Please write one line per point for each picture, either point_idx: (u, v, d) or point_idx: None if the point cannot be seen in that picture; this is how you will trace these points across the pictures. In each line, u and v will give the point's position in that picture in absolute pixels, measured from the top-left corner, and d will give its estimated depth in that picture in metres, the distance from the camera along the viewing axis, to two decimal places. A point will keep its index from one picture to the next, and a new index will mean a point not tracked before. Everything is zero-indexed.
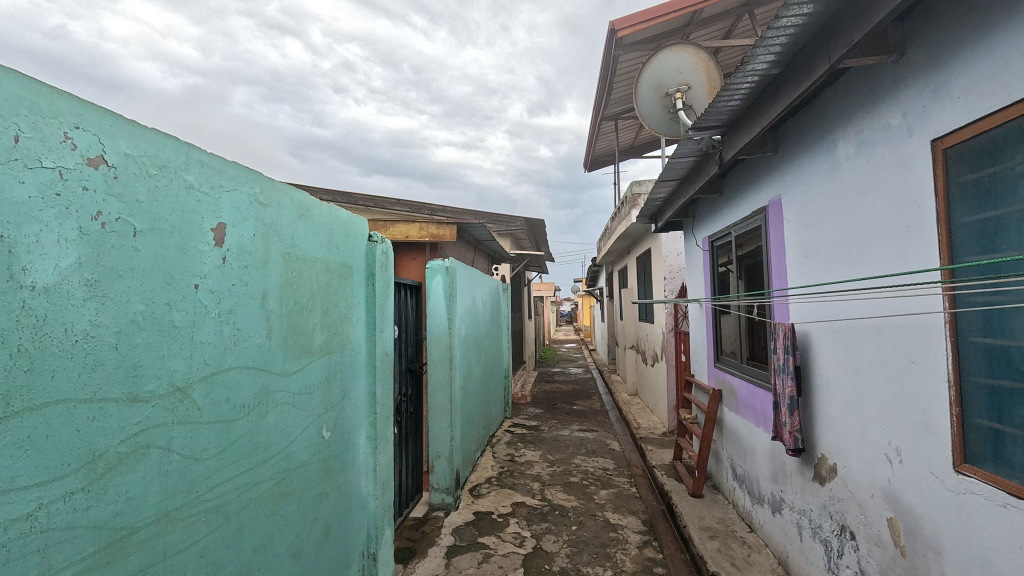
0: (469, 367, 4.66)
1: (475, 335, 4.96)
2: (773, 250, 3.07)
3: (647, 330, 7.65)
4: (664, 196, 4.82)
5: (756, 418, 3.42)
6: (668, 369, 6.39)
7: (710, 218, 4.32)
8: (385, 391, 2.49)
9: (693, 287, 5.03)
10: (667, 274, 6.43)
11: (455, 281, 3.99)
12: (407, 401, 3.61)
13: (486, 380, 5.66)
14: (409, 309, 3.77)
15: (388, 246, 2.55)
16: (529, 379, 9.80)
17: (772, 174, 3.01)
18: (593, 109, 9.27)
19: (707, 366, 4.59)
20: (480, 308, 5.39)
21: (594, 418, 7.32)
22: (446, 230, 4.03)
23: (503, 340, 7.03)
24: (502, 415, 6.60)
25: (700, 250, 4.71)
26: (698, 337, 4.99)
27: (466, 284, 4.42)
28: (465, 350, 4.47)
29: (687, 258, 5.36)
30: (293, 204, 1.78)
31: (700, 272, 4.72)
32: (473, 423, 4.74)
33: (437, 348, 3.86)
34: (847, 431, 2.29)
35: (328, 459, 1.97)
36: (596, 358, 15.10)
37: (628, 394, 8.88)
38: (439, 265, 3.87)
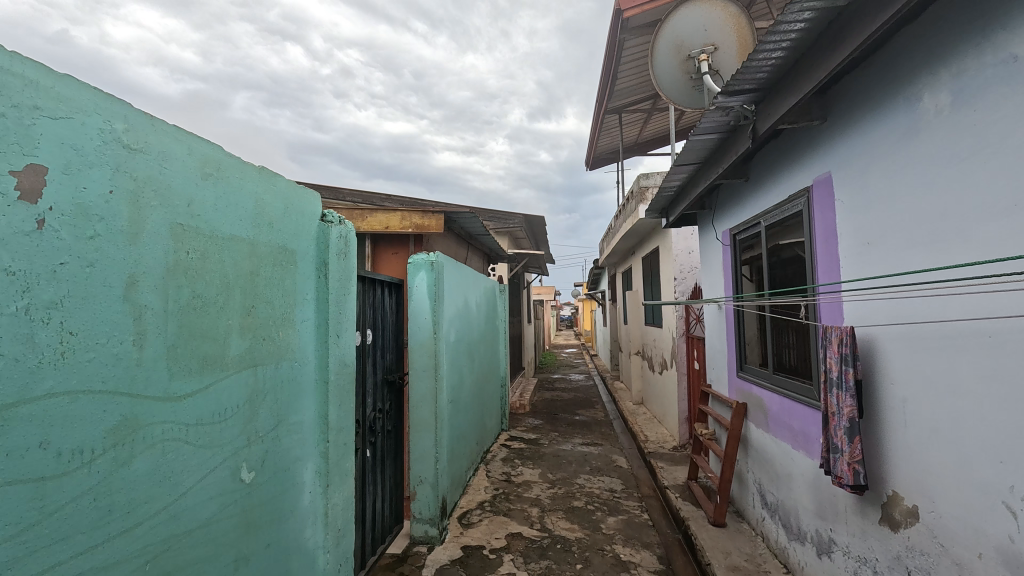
0: (459, 377, 4.14)
1: (466, 339, 4.45)
2: (818, 239, 2.56)
3: (654, 334, 7.14)
4: (678, 186, 4.32)
5: (793, 439, 2.90)
6: (680, 377, 5.87)
7: (733, 208, 3.81)
8: (345, 412, 1.97)
9: (709, 288, 4.51)
10: (677, 274, 5.92)
11: (442, 279, 3.48)
12: (383, 418, 3.08)
13: (480, 390, 5.14)
14: (387, 310, 3.25)
15: (348, 228, 2.04)
16: (528, 387, 9.26)
17: (820, 147, 2.51)
18: (596, 101, 8.78)
19: (728, 375, 4.07)
20: (474, 311, 4.88)
21: (599, 430, 6.79)
22: (434, 221, 3.52)
23: (501, 347, 6.50)
24: (499, 427, 6.07)
25: (719, 246, 4.19)
26: (715, 343, 4.48)
27: (456, 283, 3.91)
28: (454, 358, 3.95)
29: (703, 256, 4.85)
30: (192, 156, 1.27)
31: (719, 270, 4.20)
32: (464, 439, 4.22)
33: (420, 356, 3.34)
34: (937, 465, 1.78)
35: (251, 511, 1.45)
36: (598, 364, 14.58)
37: (634, 403, 8.34)
38: (422, 260, 3.36)
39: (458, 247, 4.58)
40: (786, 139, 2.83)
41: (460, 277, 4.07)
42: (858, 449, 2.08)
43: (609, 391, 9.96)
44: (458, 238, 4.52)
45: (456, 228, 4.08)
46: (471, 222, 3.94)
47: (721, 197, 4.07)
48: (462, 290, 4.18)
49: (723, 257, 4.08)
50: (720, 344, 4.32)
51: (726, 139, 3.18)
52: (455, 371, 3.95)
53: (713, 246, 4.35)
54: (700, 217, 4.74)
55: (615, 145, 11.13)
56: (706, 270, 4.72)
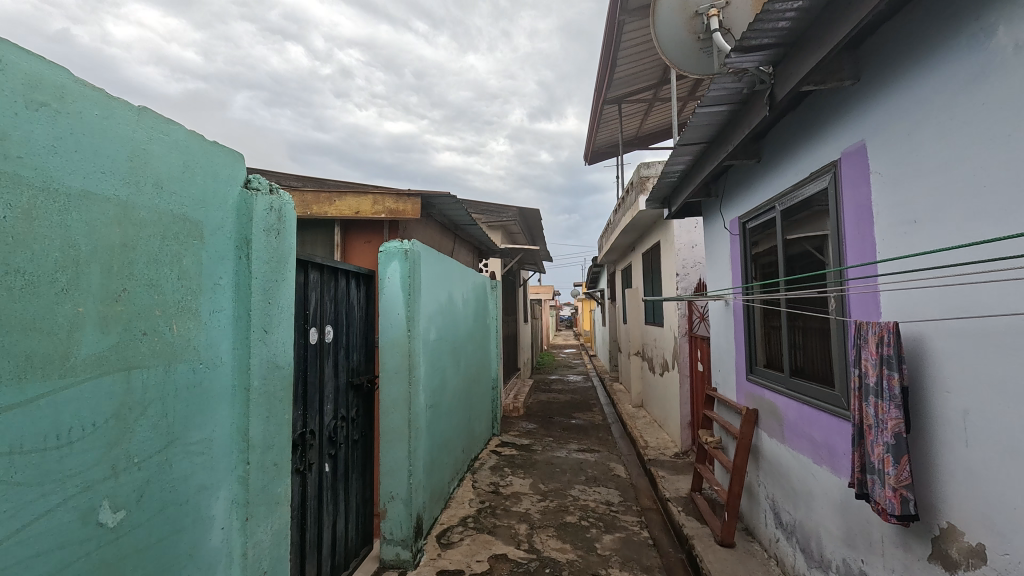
0: (441, 379, 3.77)
1: (450, 338, 4.08)
2: (848, 220, 2.19)
3: (654, 334, 6.78)
4: (682, 170, 3.95)
5: (815, 452, 2.54)
6: (682, 379, 5.51)
7: (744, 192, 3.44)
8: (276, 426, 1.60)
9: (716, 283, 4.15)
10: (680, 269, 5.57)
11: (417, 270, 3.10)
12: (348, 425, 2.72)
13: (468, 392, 4.77)
14: (354, 304, 2.88)
15: (284, 199, 1.68)
16: (523, 389, 8.90)
17: (851, 111, 2.14)
18: (596, 90, 8.43)
19: (737, 377, 3.71)
20: (460, 307, 4.52)
21: (596, 435, 6.43)
22: (410, 206, 3.15)
23: (492, 347, 6.13)
24: (489, 432, 5.71)
25: (727, 236, 3.83)
26: (721, 342, 4.11)
27: (435, 273, 3.53)
28: (434, 357, 3.59)
29: (708, 249, 4.48)
30: (10, 75, 0.91)
31: (726, 262, 3.85)
32: (447, 446, 3.85)
33: (392, 356, 2.97)
34: (1013, 496, 1.42)
35: (115, 565, 1.08)
36: (597, 365, 14.13)
37: (633, 406, 7.98)
38: (395, 247, 2.99)
39: (441, 236, 4.19)
40: (809, 107, 2.47)
41: (441, 268, 3.70)
42: (906, 470, 1.72)
43: (608, 393, 9.59)
44: (441, 226, 4.14)
45: (437, 215, 3.72)
46: (453, 208, 3.58)
47: (730, 181, 3.70)
48: (443, 283, 3.81)
49: (732, 248, 3.71)
50: (727, 344, 3.95)
51: (737, 111, 2.81)
52: (435, 372, 3.59)
53: (720, 237, 3.98)
54: (705, 205, 4.38)
55: (615, 138, 10.77)
56: (711, 263, 4.35)
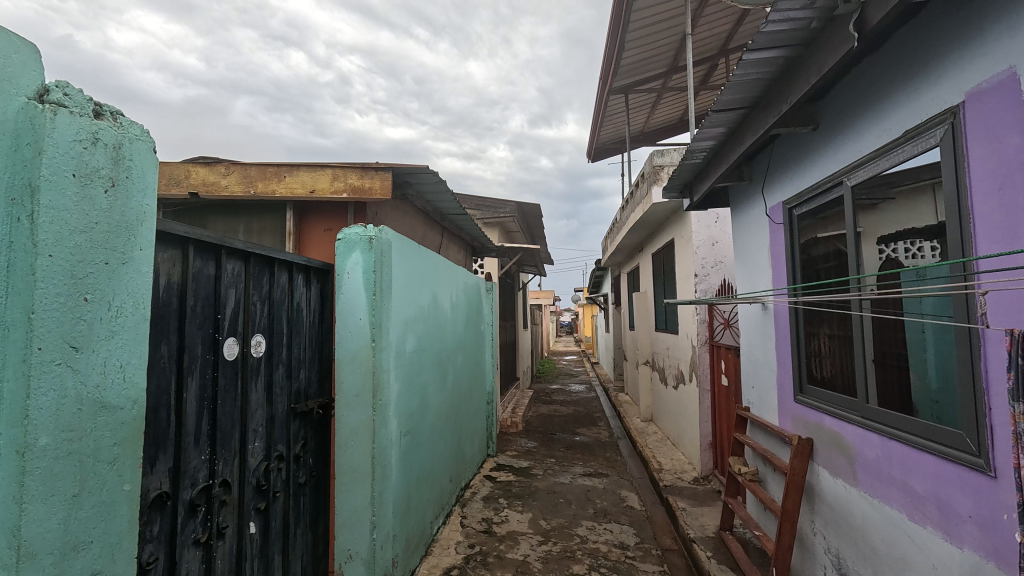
0: (420, 398, 3.10)
1: (433, 349, 3.42)
2: (982, 188, 1.54)
3: (668, 342, 6.14)
4: (711, 147, 3.31)
5: (913, 507, 1.89)
6: (701, 393, 4.88)
7: (794, 170, 2.80)
8: (94, 512, 0.94)
9: (750, 283, 3.50)
10: (698, 269, 4.94)
11: (387, 264, 2.44)
12: (289, 466, 2.06)
13: (457, 410, 4.10)
14: (303, 306, 2.23)
15: (128, 132, 1.04)
16: (523, 400, 8.23)
17: (988, 31, 1.51)
18: (601, 77, 7.80)
19: (780, 397, 3.07)
20: (447, 312, 3.85)
21: (603, 455, 5.77)
22: (378, 182, 2.51)
23: (487, 355, 5.46)
24: (483, 453, 5.05)
25: (766, 227, 3.19)
26: (756, 354, 3.47)
27: (410, 269, 2.86)
28: (411, 372, 2.92)
29: (736, 244, 3.85)
30: None
31: (765, 257, 3.22)
32: (427, 479, 3.19)
33: (351, 375, 2.30)
34: None
35: None
36: (600, 373, 13.45)
37: (642, 420, 7.32)
38: (358, 235, 2.34)
39: (422, 227, 3.57)
40: (911, 41, 1.83)
41: (418, 264, 3.04)
42: None
43: (614, 404, 8.92)
44: (421, 215, 3.50)
45: (416, 199, 3.09)
46: (435, 189, 2.94)
47: (773, 156, 3.05)
48: (422, 283, 3.15)
49: (773, 240, 3.09)
50: (765, 355, 3.30)
51: (799, 55, 2.17)
52: (411, 391, 2.92)
53: (756, 229, 3.34)
54: (736, 191, 3.74)
55: (620, 133, 10.15)
56: (741, 262, 3.72)
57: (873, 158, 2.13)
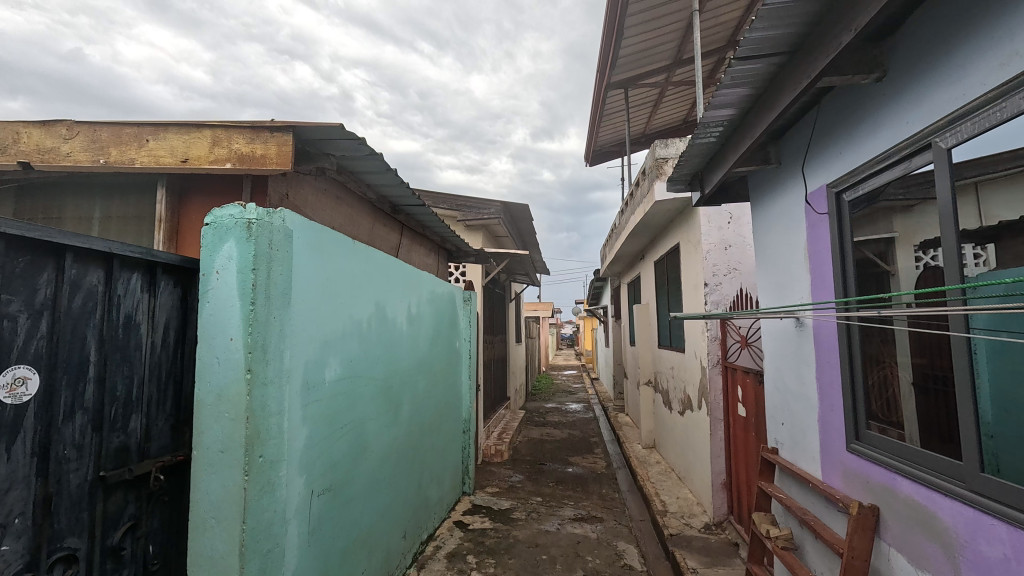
0: (350, 442, 2.37)
1: (376, 374, 2.69)
2: None
3: (672, 361, 5.43)
4: (730, 119, 2.61)
5: None
6: (713, 424, 4.14)
7: (847, 140, 2.10)
8: None
9: (780, 293, 2.79)
10: (708, 277, 4.24)
11: (279, 260, 1.73)
12: (92, 570, 1.33)
13: (417, 446, 3.36)
14: (141, 320, 1.51)
15: None
16: (513, 423, 7.46)
17: None
18: (597, 71, 7.12)
19: (825, 442, 2.33)
20: (403, 329, 3.13)
21: (598, 491, 5.01)
22: (274, 147, 1.81)
23: (465, 376, 4.74)
24: (455, 493, 4.29)
25: (802, 220, 2.50)
26: (788, 382, 2.73)
27: (328, 271, 2.15)
28: (333, 408, 2.20)
29: (759, 245, 3.15)
30: None
31: (802, 259, 2.51)
32: (359, 546, 2.43)
33: (215, 424, 1.57)
34: None
35: None
36: (599, 390, 12.67)
37: (643, 447, 6.56)
38: (231, 216, 1.63)
39: (367, 221, 2.88)
40: None
41: (347, 266, 2.34)
42: None
43: (613, 428, 8.15)
44: (363, 206, 2.82)
45: (350, 181, 2.41)
46: (369, 165, 2.28)
47: (813, 124, 2.34)
48: (355, 290, 2.44)
49: (812, 238, 2.39)
50: (800, 385, 2.57)
51: None
52: (333, 433, 2.20)
53: (789, 225, 2.64)
54: (760, 178, 3.03)
55: (620, 133, 9.47)
56: (765, 268, 3.02)
57: (998, 100, 1.42)
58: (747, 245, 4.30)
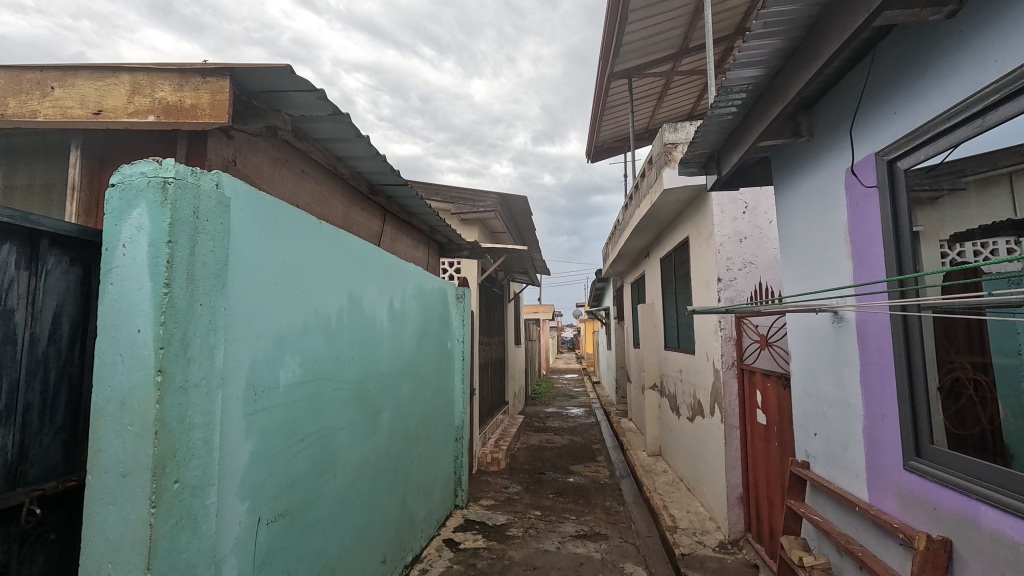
0: (314, 456, 2.03)
1: (348, 377, 2.34)
2: None
3: (681, 363, 5.08)
4: (757, 82, 2.26)
5: None
6: (727, 431, 3.78)
7: (907, 96, 1.75)
8: None
9: (815, 285, 2.44)
10: (722, 272, 3.92)
11: (206, 232, 1.39)
12: None
13: (400, 458, 3.00)
14: (14, 305, 1.16)
15: None
16: (511, 429, 7.11)
17: None
18: (599, 60, 6.78)
19: (875, 457, 1.98)
20: (384, 326, 2.78)
21: (601, 504, 4.65)
22: (206, 96, 1.47)
23: (458, 379, 4.39)
24: (446, 507, 3.93)
25: (843, 198, 2.15)
26: (823, 386, 2.38)
27: (282, 253, 1.81)
28: (290, 418, 1.85)
29: (785, 232, 2.80)
30: None
31: (842, 243, 2.17)
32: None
33: (116, 440, 1.22)
34: None
35: None
36: (601, 394, 12.30)
37: (649, 455, 6.20)
38: (143, 174, 1.28)
39: (339, 202, 2.54)
40: None
41: (308, 249, 1.99)
42: None
43: (616, 434, 7.78)
44: (334, 184, 2.47)
45: (314, 150, 2.07)
46: (337, 130, 1.94)
47: (861, 79, 1.99)
48: (321, 278, 2.09)
49: (857, 217, 2.05)
50: (840, 390, 2.22)
51: None
52: (290, 446, 1.85)
53: (826, 205, 2.30)
54: (788, 154, 2.68)
55: (624, 127, 9.12)
56: (795, 257, 2.67)
57: None
58: (764, 238, 3.96)
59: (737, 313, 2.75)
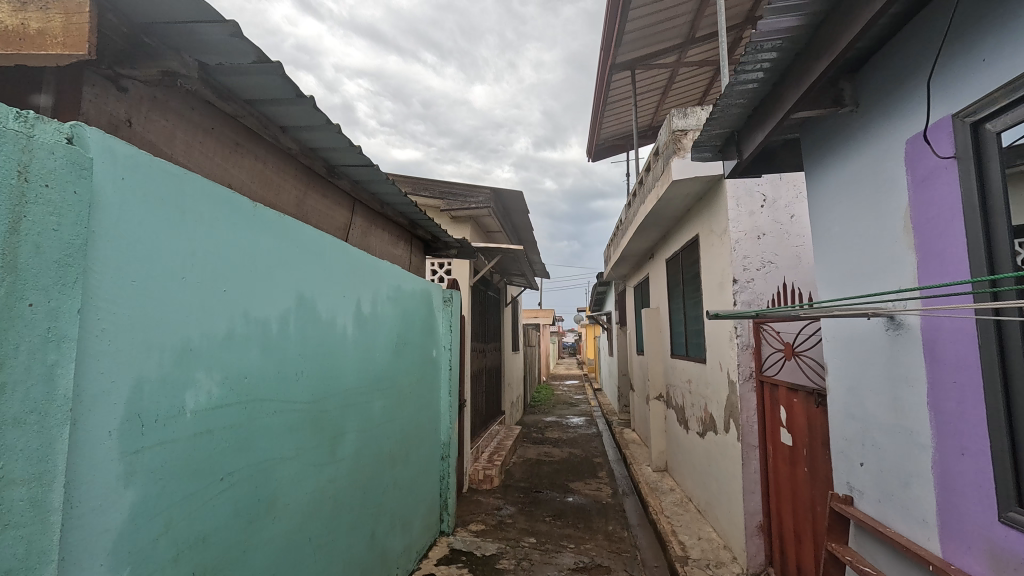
0: (243, 498, 1.61)
1: (295, 396, 1.92)
2: None
3: (690, 373, 4.66)
4: (794, 38, 1.85)
5: None
6: (745, 451, 3.36)
7: (1005, 34, 1.34)
8: None
9: (859, 284, 2.03)
10: (738, 272, 3.52)
11: (42, 204, 0.98)
12: None
13: (369, 488, 2.57)
14: None
15: None
16: (506, 441, 6.68)
17: None
18: (601, 50, 6.37)
19: (951, 501, 1.56)
20: (348, 333, 2.37)
21: (604, 528, 4.22)
22: (57, 20, 1.07)
23: (445, 391, 3.98)
24: (429, 538, 3.50)
25: (903, 176, 1.74)
26: (872, 407, 1.96)
27: (190, 241, 1.41)
28: (204, 453, 1.44)
29: (819, 224, 2.39)
30: None
31: (902, 232, 1.76)
32: None
33: None
34: None
35: None
36: (602, 402, 11.86)
37: (654, 470, 5.77)
38: None
39: (290, 186, 2.13)
40: None
41: (235, 238, 1.59)
42: None
43: (618, 446, 7.34)
44: (283, 163, 2.07)
45: (245, 114, 1.66)
46: (269, 86, 1.55)
47: (937, 23, 1.57)
48: (255, 276, 1.68)
49: (923, 199, 1.65)
50: (897, 413, 1.80)
51: None
52: (203, 491, 1.43)
53: (877, 188, 1.90)
54: (826, 129, 2.27)
55: (627, 124, 8.73)
56: (831, 253, 2.27)
57: None
58: (785, 234, 3.55)
59: (757, 316, 2.33)
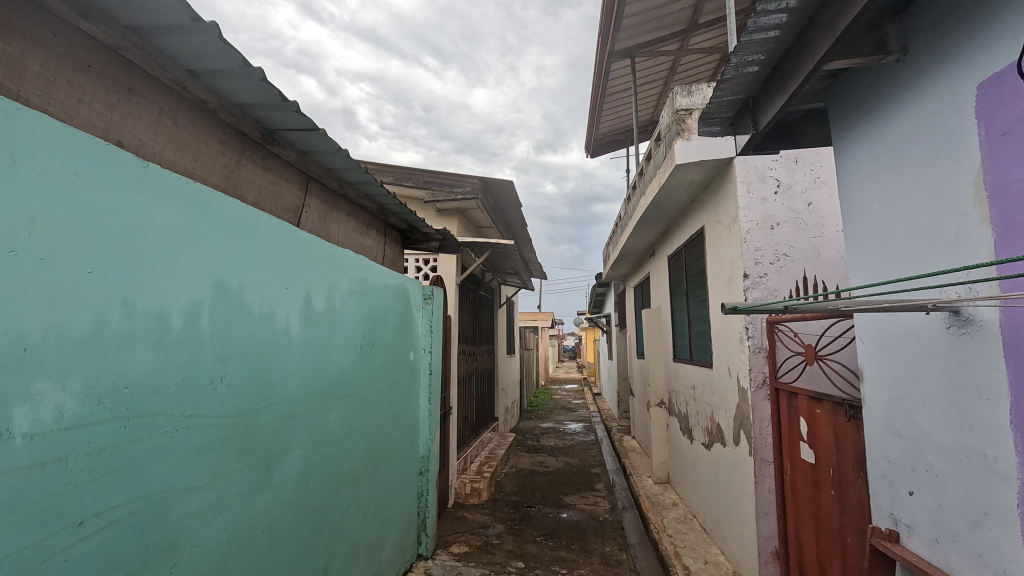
0: (120, 544, 1.24)
1: (211, 409, 1.55)
2: None
3: (695, 379, 4.30)
4: None
5: None
6: (758, 468, 2.99)
7: None
8: None
9: (906, 271, 1.66)
10: (749, 266, 3.15)
11: None
12: None
13: (322, 515, 2.20)
14: None
15: None
16: (499, 449, 6.31)
17: None
18: (599, 35, 5.98)
19: None
20: (292, 331, 1.99)
21: (600, 549, 3.85)
22: None
23: (425, 399, 3.60)
24: (403, 564, 3.12)
25: (977, 129, 1.37)
26: (925, 424, 1.59)
27: (27, 203, 1.04)
28: (46, 489, 1.07)
29: (851, 202, 2.01)
30: None
31: (973, 201, 1.38)
32: None
33: None
34: None
35: None
36: (602, 407, 11.48)
37: (656, 482, 5.39)
38: None
39: (214, 151, 1.76)
40: None
41: (110, 206, 1.22)
42: None
43: (618, 455, 6.97)
44: (203, 123, 1.70)
45: (129, 45, 1.30)
46: (151, 7, 1.18)
47: None
48: (145, 255, 1.31)
49: (1007, 157, 1.28)
50: (963, 431, 1.43)
51: None
52: (43, 541, 1.06)
53: (934, 151, 1.53)
54: (862, 88, 1.90)
55: (627, 118, 8.36)
56: (867, 235, 1.89)
57: None
58: (801, 224, 3.17)
59: (781, 312, 1.87)
